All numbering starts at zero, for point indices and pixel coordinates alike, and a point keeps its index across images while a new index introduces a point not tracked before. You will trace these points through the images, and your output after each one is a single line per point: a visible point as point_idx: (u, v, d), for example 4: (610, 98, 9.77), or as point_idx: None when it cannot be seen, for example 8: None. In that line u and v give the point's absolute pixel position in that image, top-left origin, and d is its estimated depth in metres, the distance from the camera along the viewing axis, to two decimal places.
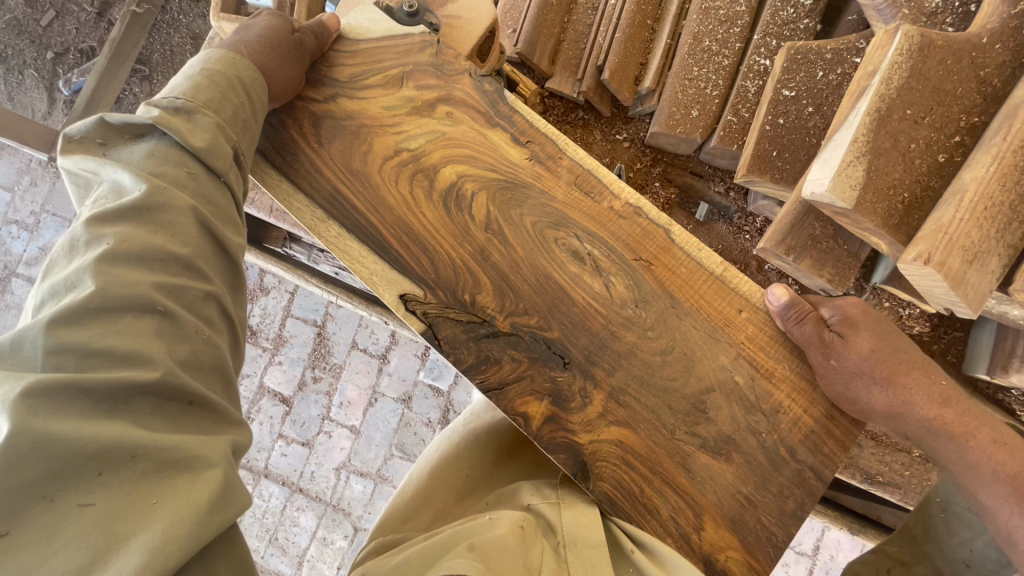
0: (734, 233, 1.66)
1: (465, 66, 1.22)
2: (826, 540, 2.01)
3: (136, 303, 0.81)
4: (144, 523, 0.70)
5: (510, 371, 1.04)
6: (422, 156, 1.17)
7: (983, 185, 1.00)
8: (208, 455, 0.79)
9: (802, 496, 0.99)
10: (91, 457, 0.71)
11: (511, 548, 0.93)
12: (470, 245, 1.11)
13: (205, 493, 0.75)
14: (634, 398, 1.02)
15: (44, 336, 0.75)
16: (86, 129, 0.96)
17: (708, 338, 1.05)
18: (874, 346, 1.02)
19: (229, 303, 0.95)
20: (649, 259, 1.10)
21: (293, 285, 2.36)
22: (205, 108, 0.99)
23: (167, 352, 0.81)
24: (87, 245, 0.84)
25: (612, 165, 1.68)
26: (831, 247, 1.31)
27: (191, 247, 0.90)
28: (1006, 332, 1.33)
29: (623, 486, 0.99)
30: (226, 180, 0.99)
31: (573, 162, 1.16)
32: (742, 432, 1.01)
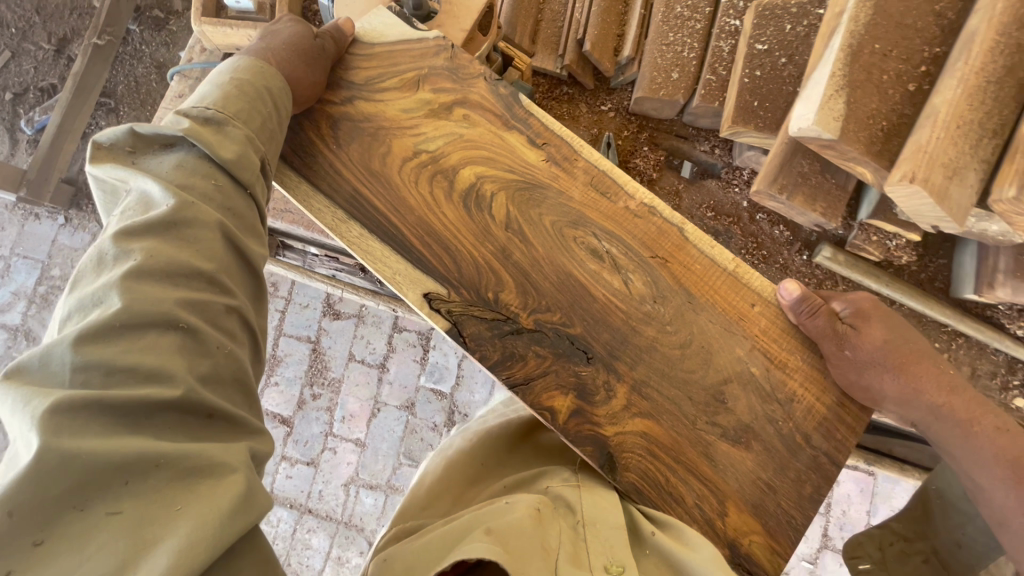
0: (723, 188, 1.63)
1: (480, 69, 1.24)
2: (837, 496, 2.05)
3: (158, 320, 0.79)
4: (171, 527, 0.67)
5: (535, 367, 1.06)
6: (441, 158, 1.19)
7: (953, 106, 1.04)
8: (230, 460, 0.75)
9: (819, 481, 1.03)
10: (117, 469, 0.68)
11: (529, 530, 0.88)
12: (492, 245, 1.13)
13: (227, 497, 0.71)
14: (656, 390, 1.06)
15: (71, 352, 0.73)
16: (116, 138, 0.95)
17: (723, 331, 1.09)
18: (887, 335, 1.07)
19: (251, 315, 0.93)
20: (664, 256, 1.13)
21: (284, 303, 2.38)
22: (236, 120, 0.99)
23: (188, 368, 0.78)
24: (115, 259, 0.82)
25: (601, 135, 1.65)
26: (821, 181, 1.38)
27: (218, 262, 0.88)
28: (986, 250, 1.38)
29: (648, 476, 1.02)
30: (253, 193, 0.99)
31: (588, 164, 1.19)
32: (760, 421, 1.05)
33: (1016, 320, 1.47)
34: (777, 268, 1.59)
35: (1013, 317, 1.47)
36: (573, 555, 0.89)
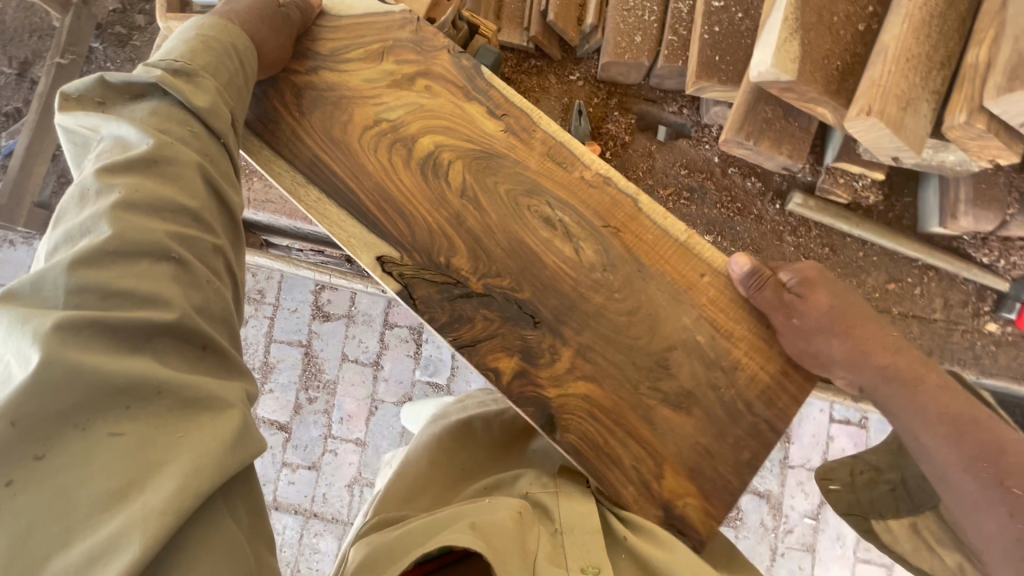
0: (693, 146, 1.76)
1: (444, 42, 1.26)
2: (832, 450, 2.09)
3: (150, 249, 0.82)
4: (174, 451, 0.72)
5: (483, 329, 1.08)
6: (401, 126, 1.21)
7: (901, 41, 1.21)
8: (226, 396, 0.80)
9: (757, 447, 1.04)
10: (120, 390, 0.72)
11: (510, 530, 0.93)
12: (446, 212, 1.15)
13: (227, 429, 0.77)
14: (601, 354, 1.07)
15: (66, 274, 0.76)
16: (87, 89, 0.99)
17: (671, 299, 1.11)
18: (832, 302, 1.08)
19: (230, 253, 0.96)
20: (616, 226, 1.15)
21: (272, 308, 2.31)
22: (205, 72, 1.03)
23: (184, 297, 0.83)
24: (98, 194, 0.85)
25: (572, 104, 1.77)
26: (784, 126, 1.50)
27: (199, 200, 0.92)
28: (948, 184, 1.54)
29: (588, 437, 1.04)
30: (226, 142, 1.02)
31: (546, 135, 1.21)
32: (702, 387, 1.06)
33: (980, 249, 1.64)
34: (752, 219, 1.73)
35: (977, 246, 1.65)
36: (551, 555, 0.95)
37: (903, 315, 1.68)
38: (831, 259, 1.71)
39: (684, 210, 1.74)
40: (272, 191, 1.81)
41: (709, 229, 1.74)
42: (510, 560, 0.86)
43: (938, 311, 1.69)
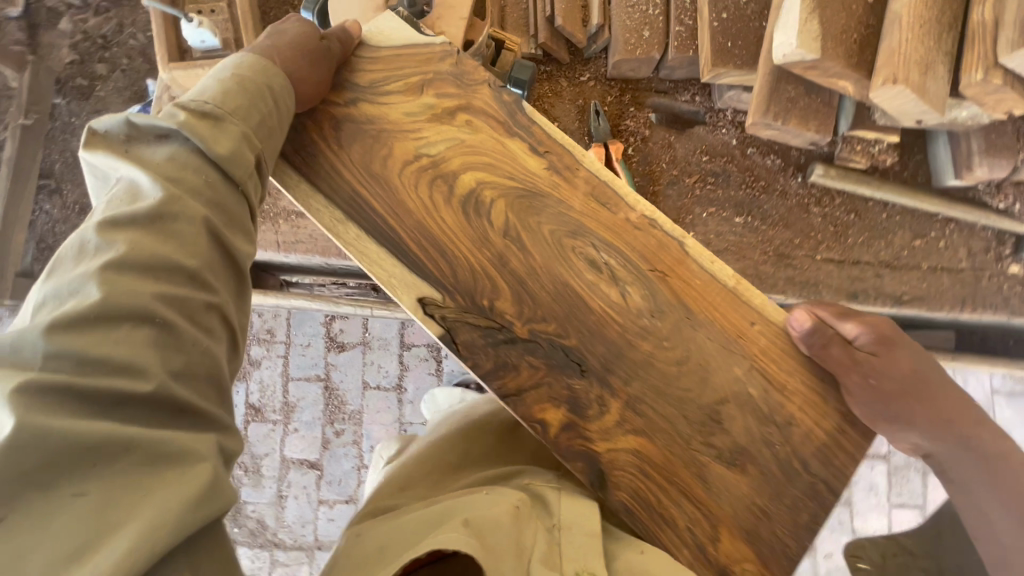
0: (710, 132, 1.75)
1: (485, 76, 1.24)
2: None
3: (134, 313, 0.77)
4: (134, 512, 0.67)
5: (528, 378, 1.04)
6: (442, 162, 1.17)
7: (912, 8, 1.31)
8: (198, 449, 0.76)
9: (816, 509, 1.01)
10: (89, 448, 0.68)
11: (505, 525, 0.85)
12: (489, 252, 1.11)
13: (194, 486, 0.72)
14: (651, 406, 1.03)
15: (42, 340, 0.72)
16: (111, 126, 0.94)
17: (722, 349, 1.07)
18: (914, 365, 1.07)
19: (232, 312, 0.91)
20: (663, 270, 1.11)
21: (284, 346, 2.19)
22: (232, 115, 0.98)
23: (161, 361, 0.77)
24: (97, 249, 0.81)
25: (586, 105, 1.76)
26: (808, 102, 1.53)
27: (200, 258, 0.87)
28: (958, 138, 1.60)
29: (639, 495, 1.00)
30: (244, 190, 0.97)
31: (590, 174, 1.17)
32: (756, 443, 1.02)
33: (995, 196, 1.68)
34: (777, 195, 1.73)
35: (992, 193, 1.69)
36: (546, 555, 0.87)
37: (933, 269, 1.70)
38: (857, 224, 1.71)
39: (710, 194, 1.73)
40: (301, 230, 1.78)
41: (738, 211, 1.72)
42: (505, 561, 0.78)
43: (965, 262, 1.71)
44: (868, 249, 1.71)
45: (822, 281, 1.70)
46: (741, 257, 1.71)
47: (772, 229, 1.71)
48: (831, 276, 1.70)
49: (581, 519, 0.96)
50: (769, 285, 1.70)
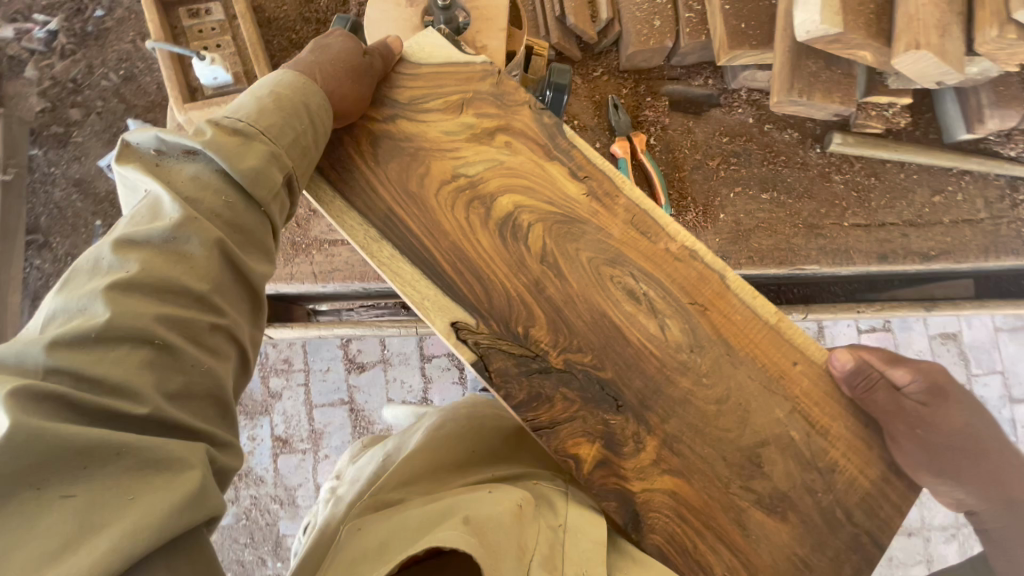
0: (726, 113, 1.76)
1: (526, 97, 1.22)
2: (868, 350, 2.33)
3: (135, 334, 0.75)
4: (119, 513, 0.64)
5: (562, 411, 1.02)
6: (479, 183, 1.15)
7: None
8: (187, 456, 0.73)
9: (859, 562, 0.97)
10: (78, 452, 0.66)
11: (508, 527, 0.85)
12: (525, 277, 1.09)
13: (183, 492, 0.69)
14: (689, 446, 1.00)
15: (43, 354, 0.71)
16: (143, 141, 0.94)
17: (764, 389, 1.03)
18: (967, 421, 1.05)
19: (242, 332, 0.90)
20: (703, 303, 1.08)
21: (303, 374, 2.24)
22: (264, 134, 0.97)
23: (156, 384, 0.75)
24: (110, 267, 0.80)
25: (604, 99, 1.76)
26: (830, 76, 1.56)
27: (209, 282, 0.85)
28: (966, 92, 1.63)
29: (676, 540, 0.96)
30: (267, 211, 0.96)
31: (630, 202, 1.15)
32: (798, 490, 0.98)
33: (1007, 145, 1.70)
34: (799, 167, 1.74)
35: (1004, 142, 1.70)
36: (547, 560, 0.86)
37: (955, 222, 1.71)
38: (879, 187, 1.72)
39: (734, 175, 1.74)
40: (336, 258, 1.80)
41: (764, 187, 1.73)
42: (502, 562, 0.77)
43: (983, 212, 1.71)
44: (890, 211, 1.72)
45: (852, 247, 1.70)
46: (772, 233, 1.71)
47: (798, 202, 1.72)
48: (861, 241, 1.71)
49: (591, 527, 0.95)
50: (802, 256, 1.70)
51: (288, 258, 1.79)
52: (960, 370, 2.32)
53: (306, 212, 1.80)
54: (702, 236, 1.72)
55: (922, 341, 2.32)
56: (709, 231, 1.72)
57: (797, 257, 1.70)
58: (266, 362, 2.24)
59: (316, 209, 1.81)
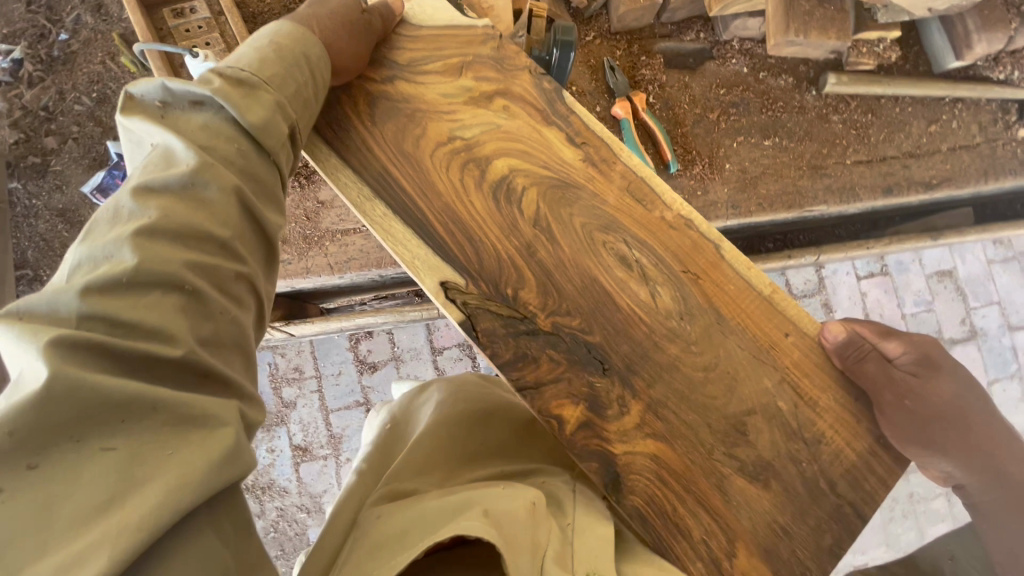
0: (721, 65, 1.73)
1: (526, 62, 1.21)
2: (870, 305, 2.37)
3: (165, 280, 0.76)
4: (160, 470, 0.65)
5: (548, 371, 1.02)
6: (475, 146, 1.15)
7: None
8: (221, 414, 0.73)
9: (840, 532, 0.96)
10: (117, 405, 0.66)
11: (522, 520, 0.85)
12: (517, 240, 1.08)
13: (218, 451, 0.70)
14: (674, 412, 1.00)
15: (77, 300, 0.70)
16: (147, 92, 0.93)
17: (753, 358, 1.02)
18: (957, 391, 1.05)
19: (261, 283, 0.92)
20: (696, 272, 1.07)
21: (315, 382, 2.26)
22: (268, 85, 0.97)
23: (190, 329, 0.76)
24: (132, 215, 0.80)
25: (601, 63, 1.71)
26: (823, 13, 1.61)
27: (230, 228, 0.86)
28: (951, 20, 1.66)
29: (655, 502, 0.97)
30: (275, 159, 0.97)
31: (627, 169, 1.13)
32: (781, 459, 0.98)
33: (995, 68, 1.76)
34: (796, 111, 1.74)
35: (992, 67, 1.76)
36: (558, 555, 0.88)
37: (953, 149, 1.76)
38: (876, 123, 1.75)
39: (735, 125, 1.73)
40: (350, 246, 1.80)
41: (766, 133, 1.73)
42: (522, 558, 0.78)
43: (978, 136, 1.77)
44: (890, 144, 1.75)
45: (857, 183, 1.74)
46: (779, 177, 1.73)
47: (799, 144, 1.73)
48: (866, 177, 1.74)
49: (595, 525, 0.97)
50: (810, 198, 1.73)
51: (301, 252, 1.78)
52: (959, 305, 2.40)
53: (315, 204, 1.76)
54: (711, 187, 1.72)
55: (919, 281, 2.39)
56: (717, 182, 1.71)
57: (806, 200, 1.73)
58: (276, 372, 2.25)
59: (325, 200, 1.77)
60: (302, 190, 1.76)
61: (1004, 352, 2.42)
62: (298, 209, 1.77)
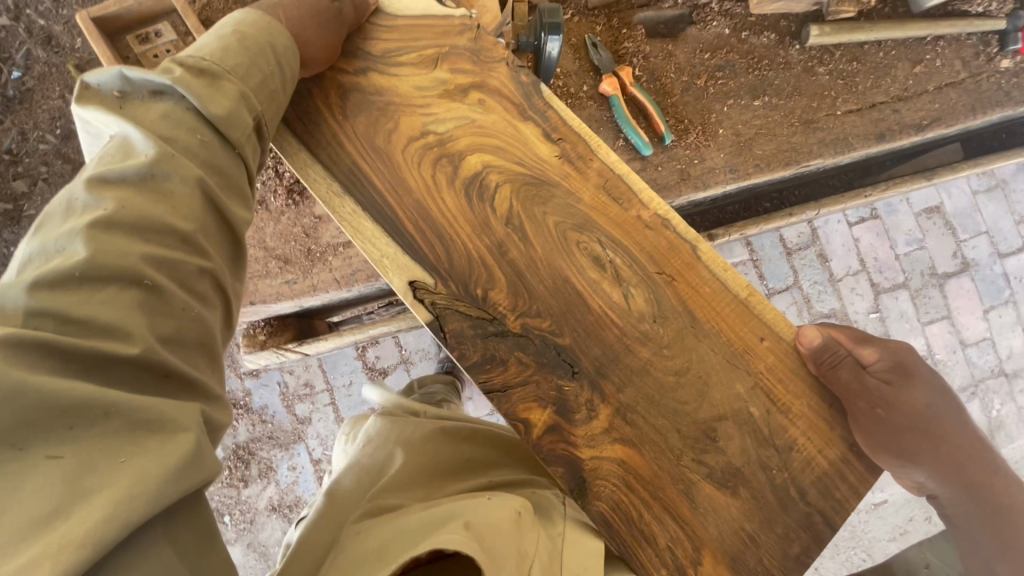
0: (702, 29, 1.72)
1: (503, 54, 1.16)
2: (864, 246, 2.35)
3: (121, 275, 0.70)
4: (110, 479, 0.59)
5: (515, 374, 1.01)
6: (449, 141, 1.11)
7: None
8: (181, 419, 0.67)
9: (808, 541, 0.97)
10: (63, 410, 0.60)
11: (508, 533, 0.84)
12: (488, 239, 1.06)
13: (176, 458, 0.64)
14: (643, 417, 0.99)
15: (25, 296, 0.65)
16: (104, 81, 0.87)
17: (726, 363, 1.00)
18: (928, 399, 1.04)
19: (227, 279, 0.85)
20: (672, 274, 1.04)
21: (326, 395, 2.24)
22: (231, 74, 0.92)
23: (149, 326, 0.70)
24: (85, 207, 0.74)
25: (583, 40, 1.68)
26: None
27: (193, 220, 0.80)
28: None
29: (620, 508, 0.97)
30: (241, 153, 0.91)
31: (603, 165, 1.10)
32: (752, 466, 0.98)
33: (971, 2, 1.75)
34: (782, 67, 1.72)
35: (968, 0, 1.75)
36: (549, 566, 0.88)
37: (939, 88, 1.74)
38: (862, 70, 1.73)
39: (724, 89, 1.70)
40: (355, 258, 1.65)
41: (754, 94, 1.70)
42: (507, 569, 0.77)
43: (963, 73, 1.75)
44: (877, 90, 1.73)
45: (850, 134, 1.70)
46: (773, 137, 1.69)
47: (789, 101, 1.70)
48: (857, 126, 1.70)
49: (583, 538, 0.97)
50: (805, 154, 1.69)
51: (306, 269, 1.64)
52: (949, 239, 2.38)
53: (312, 220, 1.63)
54: (707, 154, 1.67)
55: (909, 220, 2.36)
56: (712, 148, 1.67)
57: (802, 155, 1.68)
58: (287, 390, 2.23)
59: (321, 214, 1.63)
60: (297, 208, 1.63)
61: (997, 280, 2.39)
62: (296, 227, 1.64)
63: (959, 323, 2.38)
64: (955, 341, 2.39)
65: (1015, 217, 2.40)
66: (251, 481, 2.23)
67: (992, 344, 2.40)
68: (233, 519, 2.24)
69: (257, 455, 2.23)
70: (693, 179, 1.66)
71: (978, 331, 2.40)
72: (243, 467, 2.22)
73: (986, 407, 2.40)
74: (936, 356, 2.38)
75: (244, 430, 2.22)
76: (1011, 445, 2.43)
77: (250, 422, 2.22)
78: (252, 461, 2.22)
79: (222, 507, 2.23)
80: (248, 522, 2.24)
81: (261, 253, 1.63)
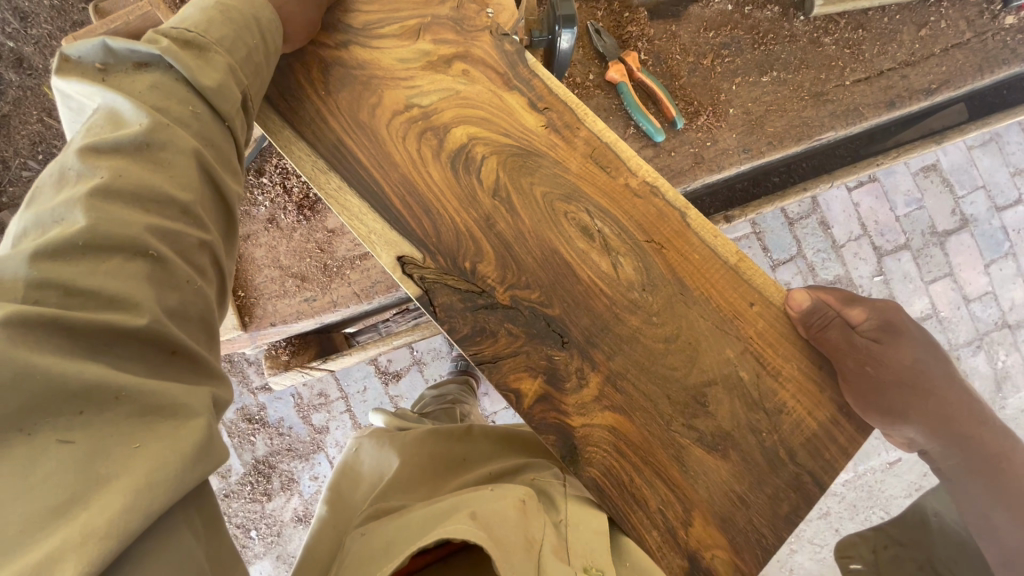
0: (704, 7, 1.68)
1: (486, 23, 1.13)
2: (865, 212, 2.33)
3: (124, 245, 0.70)
4: (127, 465, 0.60)
5: (506, 346, 1.02)
6: (433, 114, 1.09)
7: None
8: (191, 403, 0.69)
9: (797, 500, 0.98)
10: (76, 392, 0.60)
11: (512, 520, 0.86)
12: (476, 212, 1.06)
13: (190, 442, 0.65)
14: (632, 383, 1.00)
15: (27, 267, 0.64)
16: (85, 53, 0.85)
17: (715, 328, 1.00)
18: (917, 356, 1.04)
19: (221, 252, 0.85)
20: (660, 241, 1.03)
21: (341, 403, 2.27)
22: (218, 46, 0.91)
23: (156, 298, 0.70)
24: (78, 177, 0.73)
25: (585, 24, 1.65)
26: None
27: (191, 191, 0.79)
28: None
29: (612, 473, 0.98)
30: (232, 126, 0.91)
31: (591, 134, 1.08)
32: (742, 430, 0.99)
33: None
34: (788, 41, 1.68)
35: None
36: (555, 547, 0.89)
37: (946, 50, 1.69)
38: (868, 38, 1.68)
39: (730, 67, 1.67)
40: (374, 269, 1.64)
41: (762, 71, 1.66)
42: (515, 555, 0.79)
43: (967, 33, 1.70)
44: (885, 57, 1.68)
45: (860, 104, 1.66)
46: (784, 113, 1.65)
47: (798, 75, 1.67)
48: (867, 95, 1.67)
49: (588, 516, 0.98)
50: (817, 128, 1.65)
51: (324, 286, 1.63)
52: (947, 197, 2.35)
53: (325, 234, 1.64)
54: (719, 136, 1.64)
55: (907, 180, 2.33)
56: (724, 128, 1.64)
57: (814, 130, 1.65)
58: (302, 402, 2.26)
59: (335, 228, 1.65)
60: (308, 223, 1.64)
61: (995, 234, 2.37)
62: (309, 243, 1.64)
63: (961, 279, 2.36)
64: (958, 296, 2.37)
65: (1010, 168, 2.37)
66: (274, 494, 2.27)
67: (993, 297, 2.38)
68: (260, 533, 2.29)
69: (277, 468, 2.27)
70: (707, 163, 1.63)
71: (980, 285, 2.38)
72: (265, 481, 2.27)
73: (991, 359, 2.41)
74: (941, 314, 2.37)
75: (263, 445, 2.26)
76: (1017, 394, 2.43)
77: (268, 436, 2.25)
78: (273, 474, 2.27)
79: (247, 522, 2.28)
80: (276, 534, 2.29)
81: (277, 273, 1.63)
